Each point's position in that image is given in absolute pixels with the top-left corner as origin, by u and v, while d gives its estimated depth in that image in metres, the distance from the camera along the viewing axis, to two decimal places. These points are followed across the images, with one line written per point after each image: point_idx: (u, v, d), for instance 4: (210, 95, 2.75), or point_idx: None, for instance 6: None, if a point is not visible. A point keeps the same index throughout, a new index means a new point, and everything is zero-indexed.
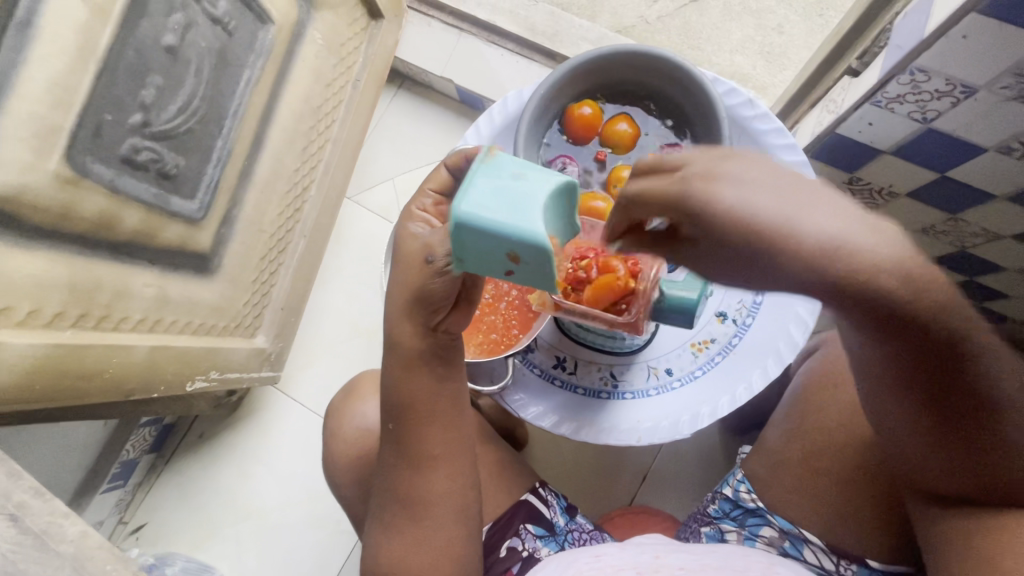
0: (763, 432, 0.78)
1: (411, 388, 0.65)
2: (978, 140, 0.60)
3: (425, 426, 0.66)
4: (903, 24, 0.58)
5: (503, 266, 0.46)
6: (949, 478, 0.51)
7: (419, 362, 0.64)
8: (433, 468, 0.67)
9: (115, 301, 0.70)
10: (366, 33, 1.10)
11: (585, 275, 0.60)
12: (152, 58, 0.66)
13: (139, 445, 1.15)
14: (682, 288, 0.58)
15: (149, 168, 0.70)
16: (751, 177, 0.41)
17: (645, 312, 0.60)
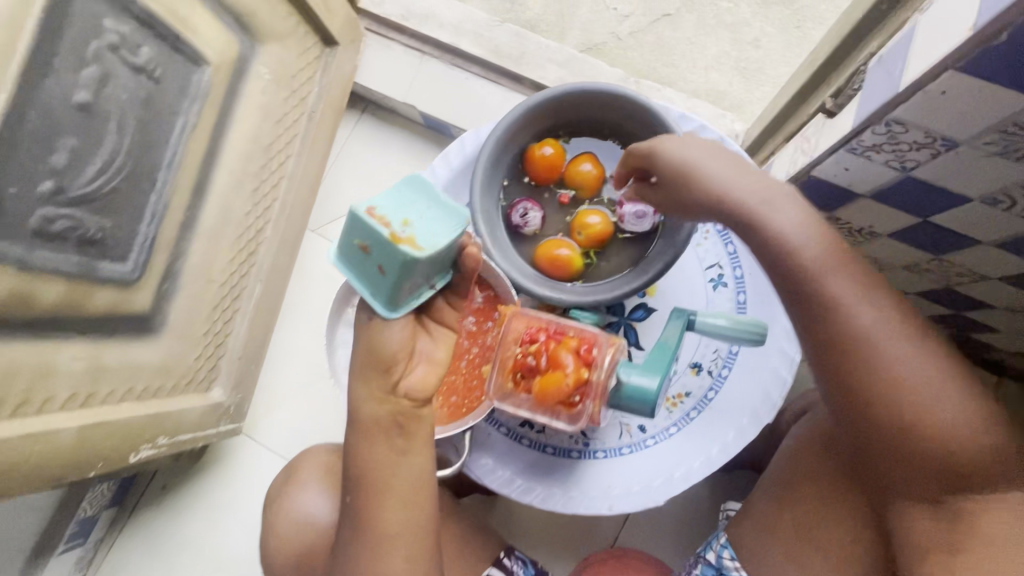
0: (750, 496, 0.76)
1: (367, 460, 0.57)
2: (965, 191, 0.55)
3: (383, 504, 0.58)
4: (881, 69, 0.53)
5: (373, 266, 0.50)
6: (919, 465, 0.55)
7: (376, 432, 0.56)
8: (391, 552, 0.58)
9: (37, 382, 0.65)
10: (321, 61, 1.03)
11: (534, 362, 0.63)
12: (61, 120, 0.60)
13: (97, 501, 1.09)
14: (642, 376, 0.60)
15: (68, 237, 0.64)
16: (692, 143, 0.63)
17: (600, 402, 0.62)
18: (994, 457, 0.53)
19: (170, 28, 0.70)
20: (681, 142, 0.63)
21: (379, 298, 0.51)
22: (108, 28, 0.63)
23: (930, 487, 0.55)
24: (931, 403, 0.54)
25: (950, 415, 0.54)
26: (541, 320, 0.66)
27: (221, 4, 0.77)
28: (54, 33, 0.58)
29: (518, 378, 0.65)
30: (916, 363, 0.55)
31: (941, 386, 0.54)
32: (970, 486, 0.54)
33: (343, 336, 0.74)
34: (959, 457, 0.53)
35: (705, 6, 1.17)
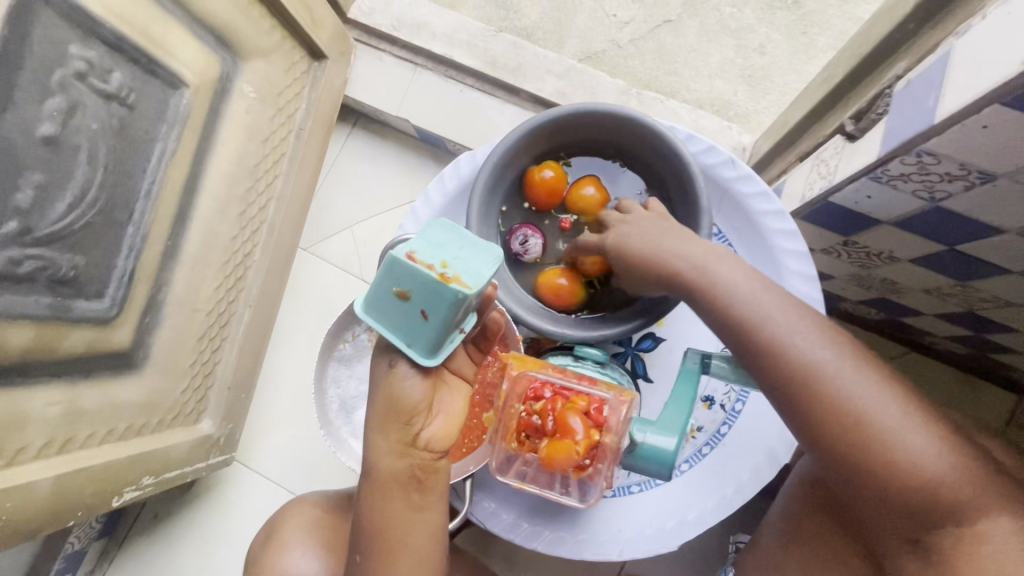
0: (759, 529, 0.73)
1: (384, 515, 0.49)
2: (998, 222, 0.51)
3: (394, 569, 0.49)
4: (910, 95, 0.49)
5: (412, 313, 0.44)
6: (889, 508, 0.50)
7: (394, 484, 0.49)
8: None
9: (8, 433, 0.61)
10: (309, 75, 0.98)
11: (539, 422, 0.61)
12: (25, 156, 0.56)
13: (84, 535, 1.04)
14: (660, 435, 0.56)
15: (37, 278, 0.60)
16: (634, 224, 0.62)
17: (613, 464, 0.60)
18: (970, 487, 0.48)
19: (143, 50, 0.66)
20: (635, 225, 0.62)
21: (417, 348, 0.45)
22: (74, 54, 0.59)
23: (906, 526, 0.50)
24: (891, 444, 0.48)
25: (915, 454, 0.48)
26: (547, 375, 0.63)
27: (199, 22, 0.73)
28: (14, 62, 0.54)
29: (524, 438, 0.62)
30: (873, 400, 0.49)
31: (899, 419, 0.48)
32: (949, 522, 0.48)
33: (335, 372, 0.70)
34: (930, 496, 0.48)
35: (707, 11, 1.13)
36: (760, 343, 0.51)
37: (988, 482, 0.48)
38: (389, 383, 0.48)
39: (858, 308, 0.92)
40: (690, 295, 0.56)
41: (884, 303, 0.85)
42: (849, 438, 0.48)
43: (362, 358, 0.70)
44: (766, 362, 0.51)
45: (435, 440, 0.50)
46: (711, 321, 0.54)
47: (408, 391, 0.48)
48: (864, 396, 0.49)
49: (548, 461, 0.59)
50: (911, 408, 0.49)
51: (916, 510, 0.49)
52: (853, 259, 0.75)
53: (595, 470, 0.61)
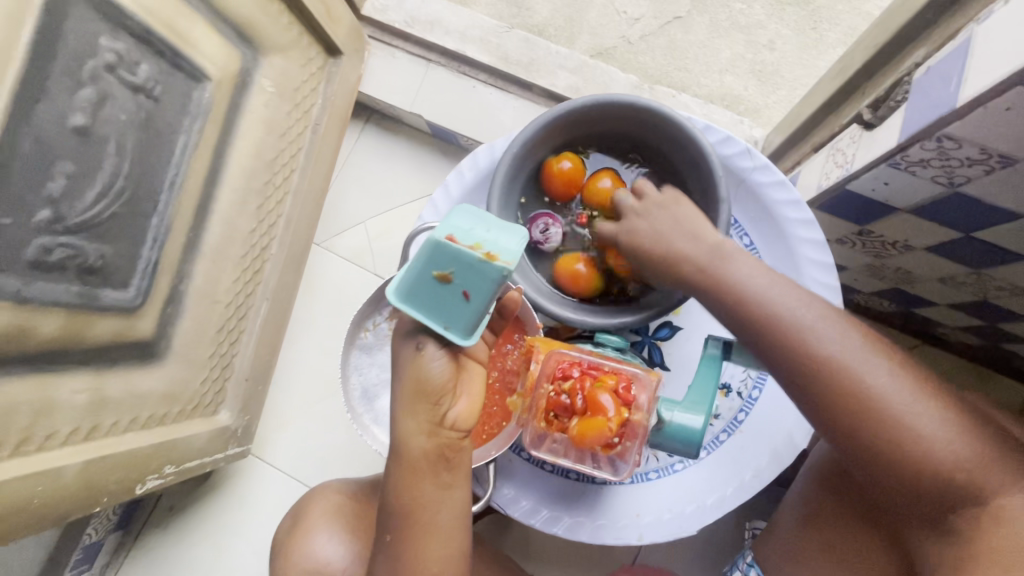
0: (777, 512, 0.73)
1: (410, 493, 0.50)
2: (1017, 207, 0.52)
3: (421, 545, 0.50)
4: (930, 81, 0.50)
5: (454, 295, 0.45)
6: (907, 491, 0.51)
7: (426, 461, 0.50)
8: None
9: (37, 419, 0.62)
10: (324, 71, 0.99)
11: (568, 401, 0.60)
12: (57, 145, 0.57)
13: (102, 526, 1.05)
14: (686, 412, 0.60)
15: (67, 266, 0.61)
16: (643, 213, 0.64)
17: (640, 439, 0.61)
18: (985, 466, 0.48)
19: (169, 43, 0.67)
20: (647, 222, 0.62)
21: (459, 330, 0.45)
22: (104, 46, 0.60)
23: (922, 506, 0.51)
24: (905, 426, 0.49)
25: (928, 436, 0.48)
26: (572, 357, 0.63)
27: (222, 16, 0.74)
28: (48, 53, 0.55)
29: (553, 417, 0.61)
30: (885, 384, 0.49)
31: (911, 401, 0.49)
32: (964, 501, 0.49)
33: (357, 360, 0.71)
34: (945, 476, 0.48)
35: (717, 7, 1.14)
36: (771, 338, 0.52)
37: (1003, 461, 0.49)
38: (418, 363, 0.49)
39: (870, 300, 0.93)
40: (701, 290, 0.57)
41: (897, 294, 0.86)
42: (864, 423, 0.49)
43: (383, 347, 0.71)
44: (778, 355, 0.52)
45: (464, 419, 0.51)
46: (725, 311, 0.55)
47: (436, 372, 0.49)
48: (875, 383, 0.49)
49: (580, 439, 0.59)
50: (923, 391, 0.49)
51: (932, 492, 0.50)
52: (868, 249, 0.76)
53: (623, 448, 0.62)
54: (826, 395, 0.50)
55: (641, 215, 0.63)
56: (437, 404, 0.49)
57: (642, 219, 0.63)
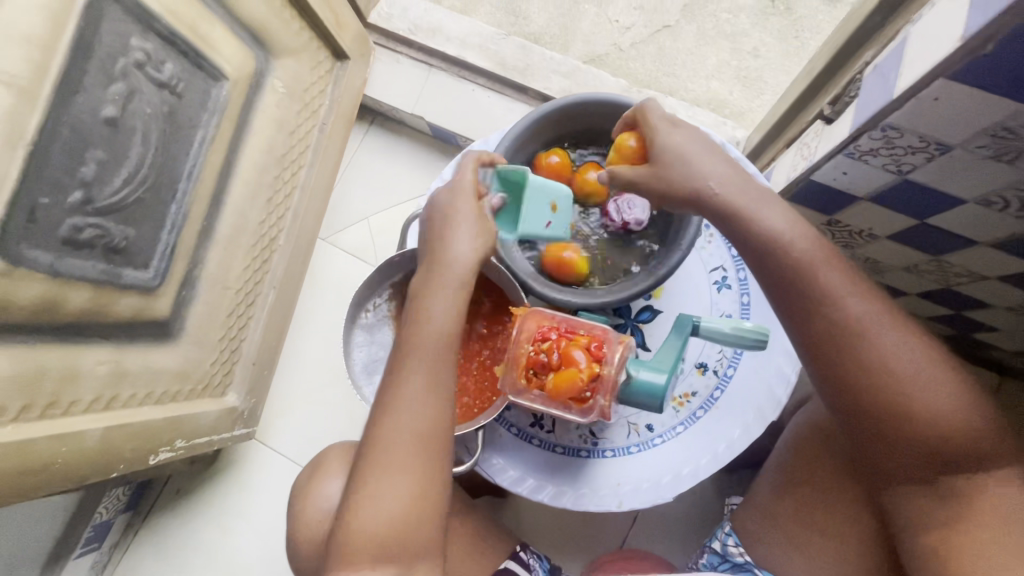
0: (754, 485, 0.78)
1: (418, 319, 0.59)
2: (960, 193, 0.57)
3: (417, 366, 0.57)
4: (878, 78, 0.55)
5: (544, 219, 0.69)
6: (909, 449, 0.56)
7: (437, 293, 0.59)
8: (411, 420, 0.56)
9: (64, 386, 0.67)
10: (332, 75, 1.06)
11: (546, 358, 0.63)
12: (91, 133, 0.63)
13: (112, 506, 1.10)
14: (651, 371, 0.62)
15: (95, 245, 0.67)
16: (685, 139, 0.64)
17: (611, 395, 0.62)
18: (982, 439, 0.55)
19: (191, 45, 0.74)
20: (683, 134, 0.64)
21: (524, 232, 0.68)
22: (134, 46, 0.66)
23: (920, 470, 0.57)
24: (922, 392, 0.55)
25: (944, 406, 0.55)
26: (551, 319, 0.66)
27: (239, 21, 0.81)
28: (86, 51, 0.61)
29: (531, 375, 0.64)
30: (908, 353, 0.56)
31: (931, 375, 0.56)
32: (959, 466, 0.56)
33: (358, 338, 0.76)
34: (951, 440, 0.55)
35: (704, 17, 1.20)
36: (814, 294, 0.58)
37: (1003, 436, 0.56)
38: (449, 217, 0.62)
39: None
40: (731, 228, 0.61)
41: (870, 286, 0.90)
42: (886, 380, 0.56)
43: (383, 326, 0.77)
44: (818, 309, 0.58)
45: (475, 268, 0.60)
46: (761, 266, 0.60)
47: (462, 225, 0.61)
48: (902, 347, 0.56)
49: (554, 392, 0.62)
50: (940, 368, 0.56)
51: (933, 455, 0.56)
52: (838, 239, 0.80)
53: (596, 404, 0.63)
54: (859, 349, 0.56)
55: (672, 127, 0.65)
56: (455, 249, 0.60)
57: (678, 133, 0.64)
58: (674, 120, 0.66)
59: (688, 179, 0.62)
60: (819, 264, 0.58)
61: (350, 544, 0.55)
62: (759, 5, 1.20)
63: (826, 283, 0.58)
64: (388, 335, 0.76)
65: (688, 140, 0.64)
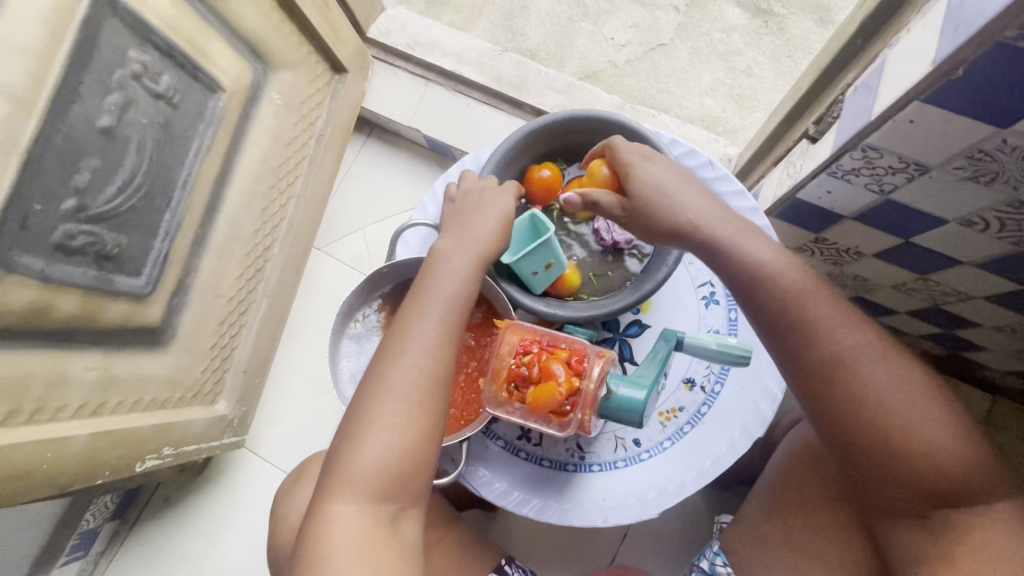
0: (744, 506, 0.76)
1: (436, 278, 0.63)
2: (942, 213, 0.58)
3: (433, 315, 0.60)
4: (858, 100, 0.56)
5: (536, 265, 0.73)
6: (906, 487, 0.54)
7: (460, 254, 0.64)
8: (422, 365, 0.58)
9: (51, 391, 0.67)
10: (329, 87, 1.07)
11: (527, 371, 0.63)
12: (86, 142, 0.64)
13: (99, 513, 1.09)
14: (630, 387, 0.63)
15: (87, 251, 0.68)
16: (662, 171, 0.66)
17: (590, 409, 0.63)
18: (976, 475, 0.53)
19: (188, 57, 0.75)
20: (656, 168, 0.66)
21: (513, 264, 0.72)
22: (132, 57, 0.68)
23: (912, 503, 0.55)
24: (908, 421, 0.54)
25: (933, 437, 0.53)
26: (534, 333, 0.67)
27: (238, 35, 0.82)
28: (83, 62, 0.62)
29: (512, 388, 0.64)
30: (894, 383, 0.55)
31: (917, 404, 0.54)
32: (959, 503, 0.53)
33: (347, 348, 0.76)
34: (949, 477, 0.53)
35: (698, 36, 1.22)
36: (803, 324, 0.58)
37: (1003, 475, 0.54)
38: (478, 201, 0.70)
39: None
40: (711, 256, 0.63)
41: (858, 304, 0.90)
42: (871, 408, 0.55)
43: (371, 336, 0.77)
44: (806, 340, 0.58)
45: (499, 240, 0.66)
46: (743, 293, 0.61)
47: (491, 206, 0.68)
48: (893, 380, 0.56)
49: (533, 406, 0.61)
50: (929, 400, 0.55)
51: (924, 487, 0.54)
52: (826, 257, 0.81)
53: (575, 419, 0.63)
54: (849, 380, 0.56)
55: (646, 162, 0.67)
56: (481, 224, 0.67)
57: (652, 167, 0.66)
58: (645, 154, 0.68)
59: (662, 215, 0.64)
60: (806, 294, 0.59)
61: (343, 470, 0.56)
62: (752, 25, 1.22)
63: (808, 310, 0.58)
64: (376, 345, 0.76)
65: (666, 172, 0.66)
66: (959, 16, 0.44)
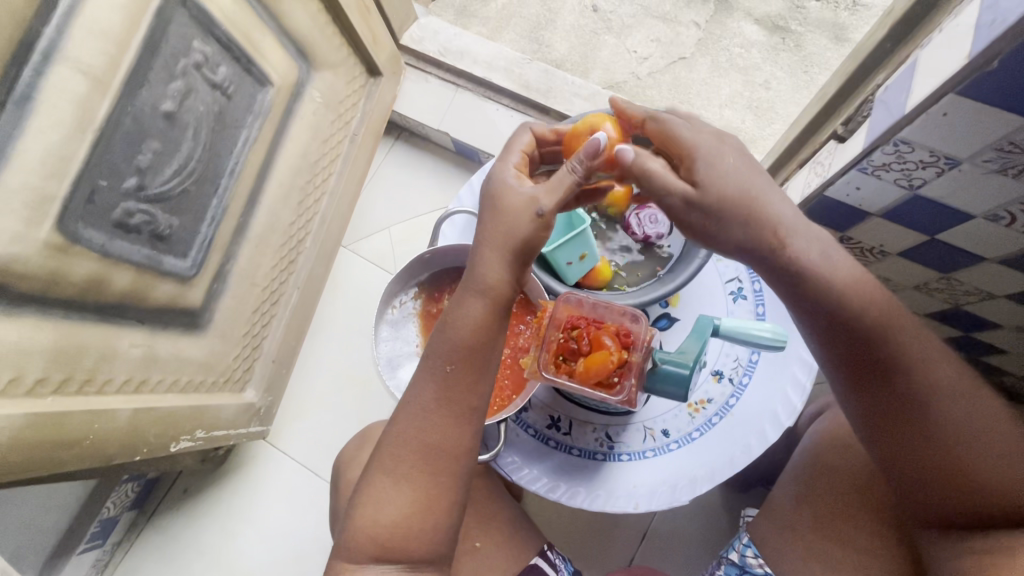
0: (770, 496, 0.77)
1: (453, 326, 0.57)
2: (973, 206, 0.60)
3: (429, 372, 0.57)
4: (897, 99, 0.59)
5: (569, 256, 0.76)
6: (959, 508, 0.53)
7: (468, 296, 0.57)
8: (421, 427, 0.55)
9: (100, 363, 0.69)
10: (365, 90, 1.11)
11: (576, 345, 0.65)
12: (150, 125, 0.67)
13: (120, 502, 1.08)
14: (675, 360, 0.66)
15: (142, 230, 0.71)
16: (727, 149, 0.61)
17: (636, 381, 0.64)
18: None
19: (244, 51, 0.79)
20: (727, 165, 0.59)
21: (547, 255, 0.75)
22: (195, 48, 0.71)
23: (963, 523, 0.54)
24: (980, 449, 0.52)
25: (1006, 466, 0.52)
26: (581, 308, 0.68)
27: (287, 35, 0.86)
28: (153, 50, 0.66)
29: (560, 361, 0.66)
30: (971, 412, 0.53)
31: (993, 434, 0.53)
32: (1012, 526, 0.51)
33: (384, 333, 0.78)
34: (1014, 506, 0.51)
35: (718, 51, 1.27)
36: (882, 350, 0.56)
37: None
38: (491, 202, 0.59)
39: None
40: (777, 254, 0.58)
41: None
42: (943, 431, 0.53)
43: (408, 322, 0.79)
44: (883, 365, 0.56)
45: (520, 245, 0.57)
46: (817, 301, 0.57)
47: (517, 193, 0.58)
48: (964, 404, 0.54)
49: (585, 374, 0.63)
50: (1006, 432, 0.53)
51: (984, 510, 0.52)
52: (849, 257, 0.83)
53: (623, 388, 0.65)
54: (920, 403, 0.54)
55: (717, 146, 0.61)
56: (496, 234, 0.57)
57: (732, 160, 0.60)
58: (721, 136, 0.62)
59: (743, 220, 0.58)
60: (882, 316, 0.56)
61: (355, 538, 0.55)
62: (769, 41, 1.27)
63: (890, 332, 0.56)
64: (413, 330, 0.79)
65: (737, 156, 0.60)
66: (1005, 16, 0.47)
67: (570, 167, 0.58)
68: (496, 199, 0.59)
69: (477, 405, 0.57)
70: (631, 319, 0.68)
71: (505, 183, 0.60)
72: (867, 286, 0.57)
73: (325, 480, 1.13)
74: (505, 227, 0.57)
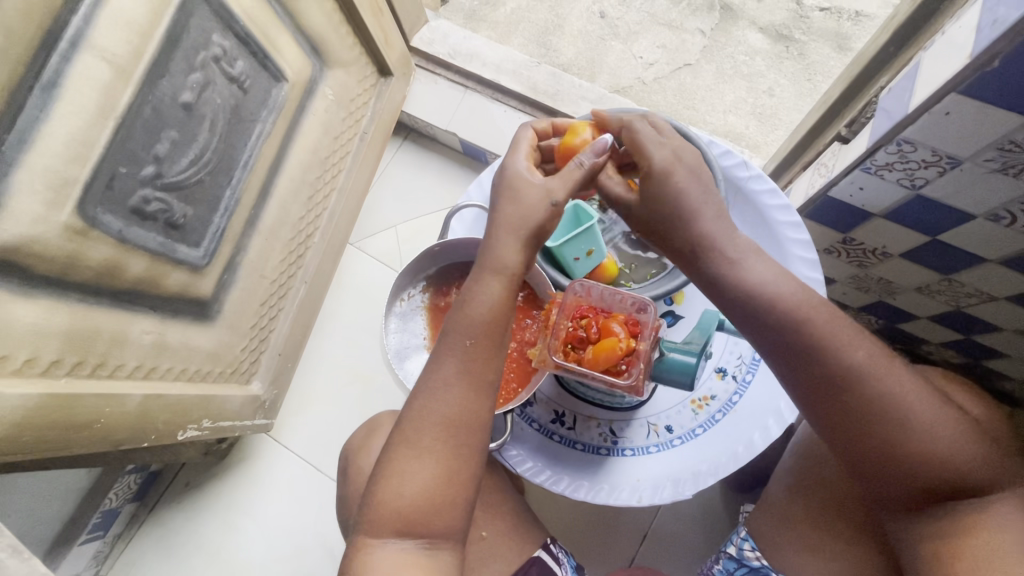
0: (766, 488, 0.77)
1: (470, 305, 0.58)
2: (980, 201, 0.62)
3: (450, 347, 0.57)
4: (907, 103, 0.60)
5: (578, 252, 0.77)
6: (912, 492, 0.56)
7: (485, 275, 0.59)
8: (440, 400, 0.56)
9: (112, 348, 0.70)
10: (375, 89, 1.13)
11: (584, 333, 0.66)
12: (169, 115, 0.69)
13: (122, 493, 1.08)
14: (681, 352, 0.67)
15: (158, 218, 0.72)
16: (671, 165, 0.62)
17: (646, 368, 0.64)
18: (977, 474, 0.54)
19: (261, 47, 0.80)
20: (682, 183, 0.62)
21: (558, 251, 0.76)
22: (214, 41, 0.73)
23: (914, 498, 0.57)
24: (914, 429, 0.55)
25: (935, 442, 0.54)
26: (590, 297, 0.70)
27: (303, 32, 0.88)
28: (174, 42, 0.67)
29: (569, 349, 0.67)
30: (898, 395, 0.55)
31: (922, 414, 0.55)
32: (960, 496, 0.55)
33: (393, 325, 0.79)
34: (949, 474, 0.54)
35: (723, 58, 1.29)
36: (816, 351, 0.56)
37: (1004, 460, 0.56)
38: (509, 185, 0.62)
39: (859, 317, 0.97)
40: (705, 262, 0.62)
41: (879, 309, 0.92)
42: (878, 419, 0.55)
43: (416, 314, 0.80)
44: (823, 368, 0.56)
45: (537, 229, 0.60)
46: (748, 303, 0.59)
47: (533, 185, 0.61)
48: (893, 390, 0.55)
49: (593, 361, 0.64)
50: (930, 407, 0.55)
51: (928, 485, 0.55)
52: (852, 258, 0.84)
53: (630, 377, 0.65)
54: (857, 397, 0.55)
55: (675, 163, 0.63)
56: (513, 217, 0.60)
57: (681, 177, 0.62)
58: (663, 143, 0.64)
59: (679, 230, 0.62)
60: (806, 315, 0.57)
61: (376, 514, 0.55)
62: (774, 49, 1.29)
63: (813, 331, 0.56)
64: (421, 323, 0.80)
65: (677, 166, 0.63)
66: (1006, 17, 0.49)
67: (579, 160, 0.62)
68: (508, 187, 0.62)
69: (495, 379, 0.58)
70: (638, 310, 0.69)
71: (519, 174, 0.63)
72: (784, 287, 0.59)
73: (326, 475, 1.13)
74: (522, 213, 0.60)
